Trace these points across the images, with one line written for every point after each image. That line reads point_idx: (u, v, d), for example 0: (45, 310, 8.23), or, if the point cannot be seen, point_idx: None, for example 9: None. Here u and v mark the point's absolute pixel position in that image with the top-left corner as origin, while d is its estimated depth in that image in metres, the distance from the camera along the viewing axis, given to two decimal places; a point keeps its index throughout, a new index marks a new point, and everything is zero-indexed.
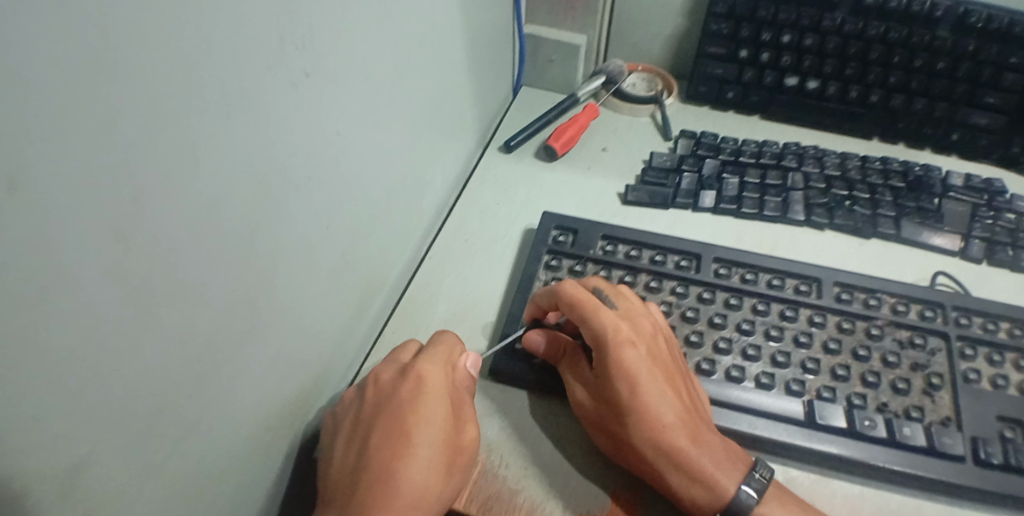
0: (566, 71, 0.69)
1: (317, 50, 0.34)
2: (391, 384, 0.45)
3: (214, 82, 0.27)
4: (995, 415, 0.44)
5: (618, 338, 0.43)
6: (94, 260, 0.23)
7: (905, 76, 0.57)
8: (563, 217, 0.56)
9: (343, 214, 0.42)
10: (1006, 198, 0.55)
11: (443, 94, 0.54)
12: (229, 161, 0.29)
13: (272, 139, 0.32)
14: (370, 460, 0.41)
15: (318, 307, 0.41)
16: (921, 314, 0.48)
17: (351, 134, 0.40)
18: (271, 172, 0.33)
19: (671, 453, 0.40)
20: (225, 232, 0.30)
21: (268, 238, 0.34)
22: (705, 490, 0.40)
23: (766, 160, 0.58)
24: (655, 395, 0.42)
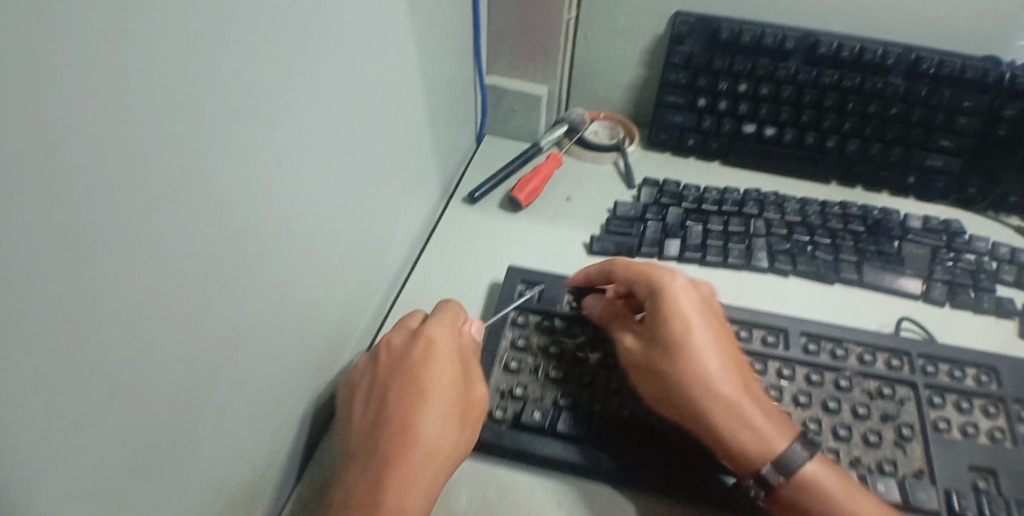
0: (529, 121, 0.69)
1: (272, 125, 0.33)
2: (401, 346, 0.47)
3: (167, 166, 0.25)
4: (966, 465, 0.43)
5: (675, 289, 0.47)
6: (20, 375, 0.20)
7: (860, 122, 0.58)
8: (528, 271, 0.55)
9: (302, 288, 0.40)
10: (964, 239, 0.56)
11: (406, 151, 0.54)
12: (179, 247, 0.27)
13: (227, 218, 0.30)
14: (386, 419, 0.43)
15: (278, 386, 0.39)
16: (888, 363, 0.47)
17: (309, 206, 0.39)
18: (226, 254, 0.31)
19: (722, 400, 0.43)
20: (176, 320, 0.28)
21: (222, 323, 0.32)
22: (756, 439, 0.42)
23: (728, 207, 0.58)
24: (710, 347, 0.45)
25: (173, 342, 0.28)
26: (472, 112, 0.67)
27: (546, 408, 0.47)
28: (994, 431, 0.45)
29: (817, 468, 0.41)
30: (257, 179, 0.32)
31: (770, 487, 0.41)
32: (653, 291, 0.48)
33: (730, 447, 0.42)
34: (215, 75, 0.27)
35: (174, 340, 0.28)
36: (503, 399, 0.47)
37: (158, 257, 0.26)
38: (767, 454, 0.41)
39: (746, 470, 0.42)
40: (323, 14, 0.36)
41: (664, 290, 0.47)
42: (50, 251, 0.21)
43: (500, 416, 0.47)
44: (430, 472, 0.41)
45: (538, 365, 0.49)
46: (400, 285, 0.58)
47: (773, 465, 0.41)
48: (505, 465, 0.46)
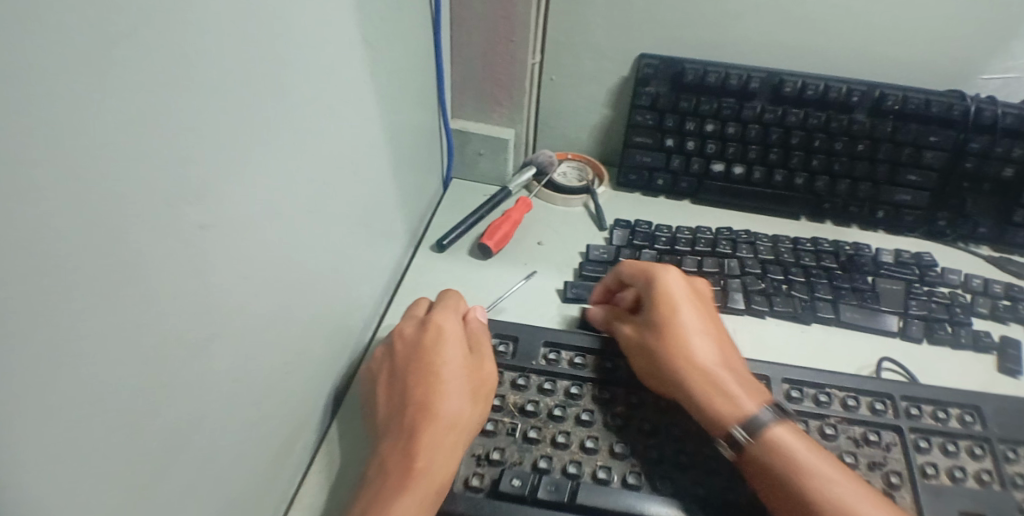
0: (496, 165, 0.67)
1: (215, 201, 0.31)
2: (414, 335, 0.51)
3: (75, 267, 0.23)
4: (957, 512, 0.42)
5: (667, 275, 0.51)
6: None
7: (828, 159, 0.59)
8: (502, 324, 0.53)
9: (257, 364, 0.37)
10: (936, 272, 0.56)
11: (370, 206, 0.52)
12: (95, 349, 0.24)
13: (161, 308, 0.28)
14: (409, 397, 0.47)
15: (230, 475, 0.36)
16: (871, 407, 0.47)
17: (260, 277, 0.36)
18: (160, 346, 0.28)
19: (702, 369, 0.46)
20: (94, 431, 0.25)
21: (159, 421, 0.29)
22: (728, 399, 0.45)
23: (701, 247, 0.57)
24: (692, 320, 0.49)
25: (87, 463, 0.25)
26: (438, 158, 0.65)
27: (525, 473, 0.44)
28: (982, 473, 0.43)
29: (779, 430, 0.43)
30: (194, 261, 0.30)
31: (738, 447, 0.43)
32: (645, 278, 0.52)
33: (706, 409, 0.45)
34: (138, 163, 0.25)
35: (86, 460, 0.25)
36: (479, 465, 0.45)
37: (59, 375, 0.23)
38: (739, 415, 0.44)
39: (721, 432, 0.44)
40: (272, 81, 0.34)
41: (653, 277, 0.52)
42: None
43: (477, 484, 0.44)
44: (453, 440, 0.44)
45: (515, 424, 0.47)
46: (365, 344, 0.55)
47: (743, 425, 0.43)
48: None
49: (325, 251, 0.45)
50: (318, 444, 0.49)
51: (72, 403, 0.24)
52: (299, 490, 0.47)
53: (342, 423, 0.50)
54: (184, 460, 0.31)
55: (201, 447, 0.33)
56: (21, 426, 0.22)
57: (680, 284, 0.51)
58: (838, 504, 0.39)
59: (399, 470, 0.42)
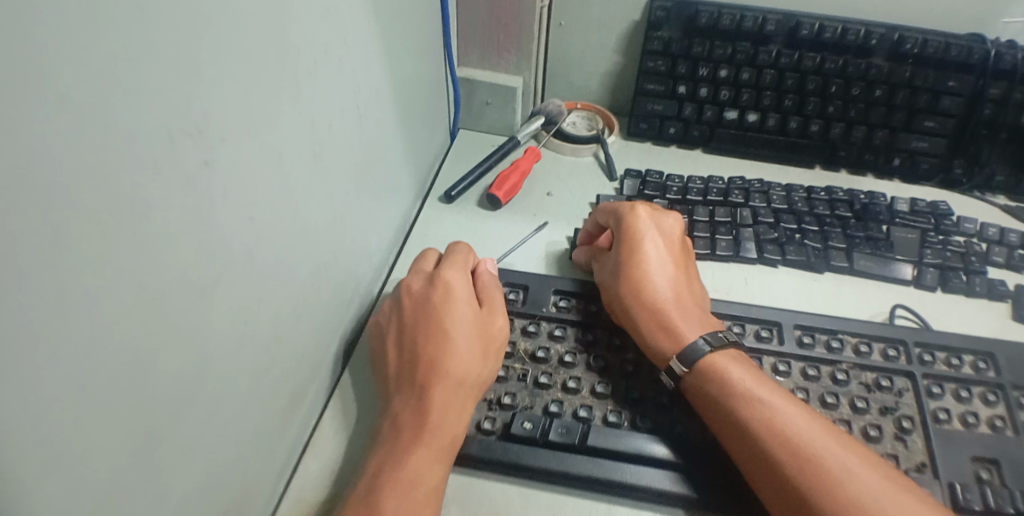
0: (503, 115, 0.66)
1: (217, 136, 0.30)
2: (423, 292, 0.50)
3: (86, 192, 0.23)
4: (969, 457, 0.42)
5: (632, 212, 0.52)
6: None
7: (844, 106, 0.57)
8: (511, 273, 0.53)
9: (265, 306, 0.37)
10: (952, 220, 0.55)
11: (376, 153, 0.50)
12: (106, 277, 0.24)
13: (172, 240, 0.28)
14: (416, 356, 0.46)
15: (244, 413, 0.37)
16: (884, 354, 0.46)
17: (266, 216, 0.36)
18: (171, 279, 0.28)
19: (650, 304, 0.47)
20: (111, 358, 0.25)
21: (170, 358, 0.29)
22: (666, 334, 0.46)
23: (713, 197, 0.56)
24: (651, 256, 0.49)
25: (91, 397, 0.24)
26: (444, 107, 0.64)
27: (536, 417, 0.44)
28: (994, 419, 0.43)
29: (734, 367, 0.43)
30: (202, 196, 0.29)
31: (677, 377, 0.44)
32: (617, 217, 0.52)
33: (643, 339, 0.46)
34: (140, 87, 0.24)
35: (99, 387, 0.25)
36: (491, 409, 0.45)
37: (76, 301, 0.23)
38: (677, 348, 0.45)
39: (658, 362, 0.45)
40: (272, 9, 0.33)
41: (623, 215, 0.52)
42: None
43: (489, 428, 0.44)
44: (462, 399, 0.43)
45: (526, 370, 0.47)
46: (374, 294, 0.55)
47: (679, 357, 0.44)
48: (496, 479, 0.43)
49: (331, 196, 0.44)
50: (330, 391, 0.49)
51: (74, 336, 0.23)
52: (313, 435, 0.47)
53: (354, 371, 0.51)
54: (190, 401, 0.31)
55: (213, 385, 0.33)
56: (39, 350, 0.22)
57: (649, 223, 0.51)
58: (793, 436, 0.39)
59: (410, 428, 0.42)
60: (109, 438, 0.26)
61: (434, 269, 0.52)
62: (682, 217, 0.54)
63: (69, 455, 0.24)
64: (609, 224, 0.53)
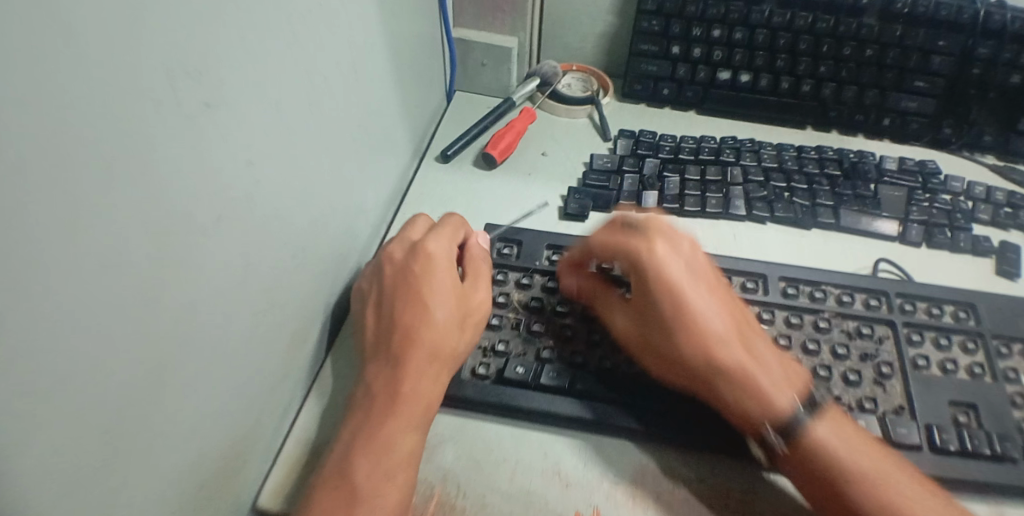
0: (499, 77, 0.67)
1: (218, 78, 0.31)
2: (404, 260, 0.49)
3: (108, 122, 0.24)
4: (947, 401, 0.43)
5: (655, 258, 0.46)
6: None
7: (835, 66, 0.58)
8: (505, 229, 0.54)
9: (266, 247, 0.38)
10: (940, 179, 0.55)
11: (372, 108, 0.52)
12: (125, 199, 0.26)
13: (179, 172, 0.29)
14: (395, 323, 0.45)
15: (249, 352, 0.38)
16: (866, 303, 0.48)
17: (266, 159, 0.37)
18: (180, 211, 0.29)
19: (732, 373, 0.42)
20: (129, 276, 0.27)
21: (182, 290, 0.30)
22: (757, 401, 0.41)
23: (704, 156, 0.57)
24: (701, 308, 0.44)
25: (107, 315, 0.26)
26: (440, 69, 0.64)
27: (528, 362, 0.46)
28: (973, 366, 0.45)
29: (835, 434, 0.40)
30: (205, 135, 0.30)
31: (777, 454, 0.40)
32: (637, 265, 0.46)
33: (732, 406, 0.42)
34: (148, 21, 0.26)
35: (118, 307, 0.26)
36: (485, 356, 0.47)
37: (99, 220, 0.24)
38: (771, 412, 0.41)
39: (754, 433, 0.41)
40: None
41: (643, 262, 0.46)
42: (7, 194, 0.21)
43: (483, 373, 0.46)
44: (436, 367, 0.43)
45: (519, 320, 0.48)
46: (372, 249, 0.56)
47: (779, 429, 0.40)
48: (488, 420, 0.46)
49: (329, 147, 0.45)
50: (331, 340, 0.51)
51: (98, 255, 0.25)
52: (315, 380, 0.49)
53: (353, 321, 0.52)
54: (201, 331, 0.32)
55: (221, 319, 0.34)
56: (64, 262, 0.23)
57: (675, 263, 0.46)
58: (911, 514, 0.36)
59: (386, 395, 0.42)
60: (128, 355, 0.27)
61: (419, 239, 0.51)
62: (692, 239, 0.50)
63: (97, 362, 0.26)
64: (615, 258, 0.48)
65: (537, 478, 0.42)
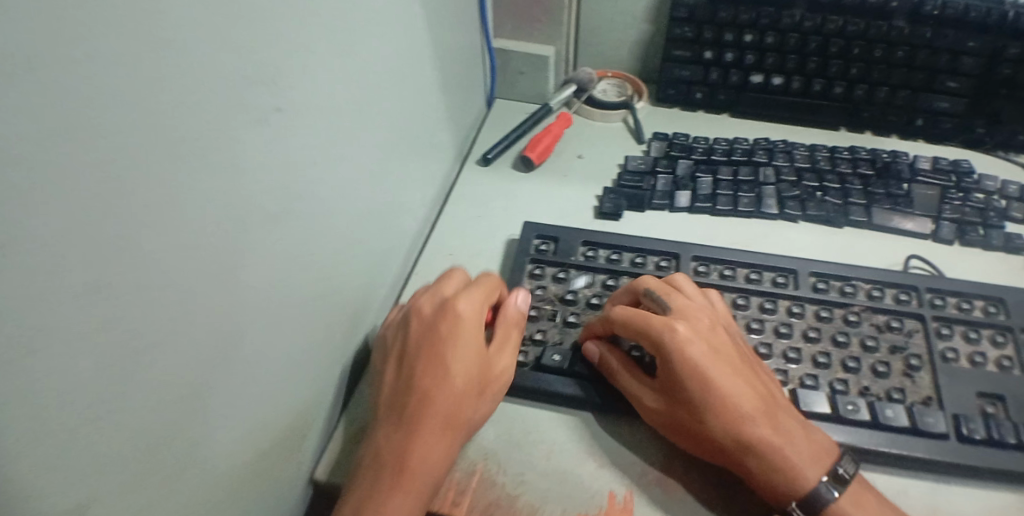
0: (537, 83, 0.70)
1: (282, 85, 0.35)
2: (431, 317, 0.47)
3: (203, 125, 0.28)
4: (975, 392, 0.44)
5: (679, 340, 0.43)
6: (119, 279, 0.25)
7: (866, 68, 0.59)
8: (543, 226, 0.57)
9: (323, 240, 0.42)
10: (973, 178, 0.56)
11: (418, 115, 0.55)
12: (214, 191, 0.30)
13: (255, 170, 0.33)
14: (413, 385, 0.44)
15: (306, 336, 0.42)
16: (896, 298, 0.49)
17: (326, 160, 0.41)
18: (254, 203, 0.33)
19: (762, 452, 0.40)
20: (214, 260, 0.30)
21: (251, 272, 0.34)
22: (786, 477, 0.40)
23: (737, 157, 0.59)
24: (730, 388, 0.42)
25: (201, 292, 0.30)
26: (481, 77, 0.68)
27: (565, 350, 0.49)
28: (1002, 359, 0.46)
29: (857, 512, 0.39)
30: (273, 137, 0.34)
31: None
32: (660, 347, 0.43)
33: (757, 482, 0.41)
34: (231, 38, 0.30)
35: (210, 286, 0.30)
36: (524, 345, 0.50)
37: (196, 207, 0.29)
38: (797, 491, 0.40)
39: (778, 505, 0.41)
40: None
41: (668, 345, 0.43)
42: (136, 183, 0.25)
43: (523, 360, 0.49)
44: (449, 437, 0.43)
45: (556, 312, 0.52)
46: (419, 246, 0.60)
47: (800, 503, 0.40)
48: (528, 404, 0.49)
49: (380, 149, 0.49)
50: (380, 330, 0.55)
51: (193, 238, 0.29)
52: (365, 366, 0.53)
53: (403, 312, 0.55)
54: (268, 310, 0.36)
55: (285, 302, 0.38)
56: (171, 242, 0.27)
57: (699, 344, 0.43)
58: None
59: (393, 462, 0.41)
60: (214, 328, 0.31)
61: (452, 291, 0.49)
62: (717, 301, 0.48)
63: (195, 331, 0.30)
64: (636, 338, 0.45)
65: (573, 457, 0.46)
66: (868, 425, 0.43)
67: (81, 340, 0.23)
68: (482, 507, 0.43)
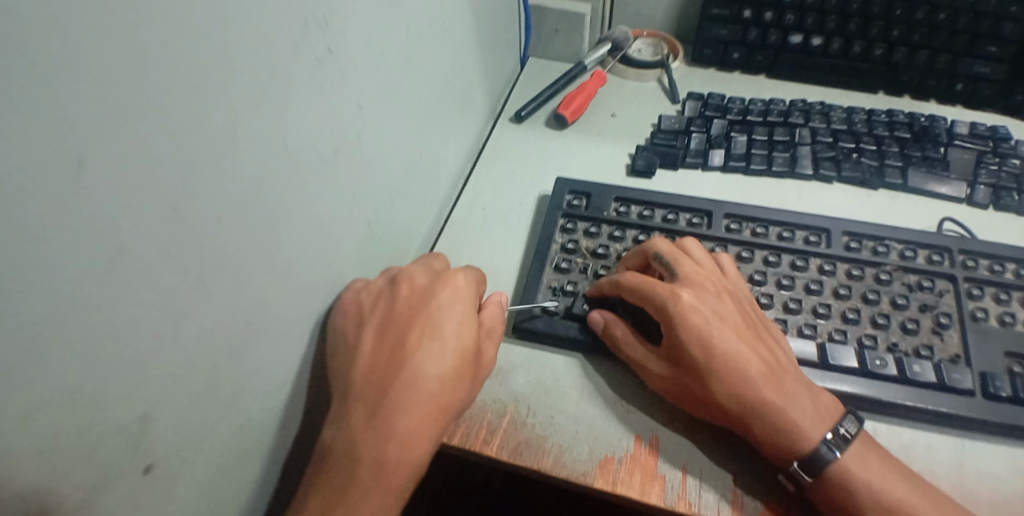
0: (572, 42, 0.70)
1: (317, 22, 0.36)
2: (425, 290, 0.46)
3: (223, 50, 0.30)
4: (1003, 352, 0.45)
5: (681, 306, 0.44)
6: (134, 189, 0.26)
7: (908, 30, 0.58)
8: (576, 182, 0.57)
9: (357, 183, 0.44)
10: (1010, 144, 0.56)
11: (455, 68, 0.56)
12: (234, 116, 0.31)
13: (281, 103, 0.34)
14: (403, 357, 0.42)
15: (337, 275, 0.44)
16: (928, 258, 0.49)
17: (361, 102, 0.42)
18: (279, 135, 0.35)
19: (765, 414, 0.41)
20: (236, 187, 0.32)
21: (276, 202, 0.36)
22: (788, 437, 0.41)
23: (773, 118, 0.59)
24: (734, 352, 0.42)
25: (221, 211, 0.32)
26: (517, 34, 0.68)
27: (595, 301, 0.50)
28: None
29: (856, 466, 0.40)
30: (303, 72, 0.36)
31: (802, 484, 0.41)
32: (664, 312, 0.45)
33: (762, 444, 0.41)
34: None
35: (230, 208, 0.32)
36: (554, 295, 0.51)
37: (215, 129, 0.30)
38: (800, 451, 0.40)
39: (782, 465, 0.41)
40: None
41: (671, 311, 0.44)
42: (153, 97, 0.26)
43: (553, 309, 0.50)
44: (436, 417, 0.41)
45: (587, 265, 0.52)
46: (452, 198, 0.61)
47: (803, 463, 0.40)
48: (557, 352, 0.50)
49: (417, 97, 0.50)
50: None
51: (212, 160, 0.30)
52: None
53: None
54: (304, 241, 0.39)
55: (314, 237, 0.40)
56: (191, 159, 0.29)
57: (701, 308, 0.44)
58: None
59: (373, 453, 0.39)
60: (237, 250, 0.33)
61: (442, 270, 0.49)
62: (731, 265, 0.49)
63: (214, 249, 0.32)
64: (642, 304, 0.46)
65: (603, 402, 0.47)
66: (894, 382, 0.44)
67: (96, 240, 0.25)
68: (511, 449, 0.44)
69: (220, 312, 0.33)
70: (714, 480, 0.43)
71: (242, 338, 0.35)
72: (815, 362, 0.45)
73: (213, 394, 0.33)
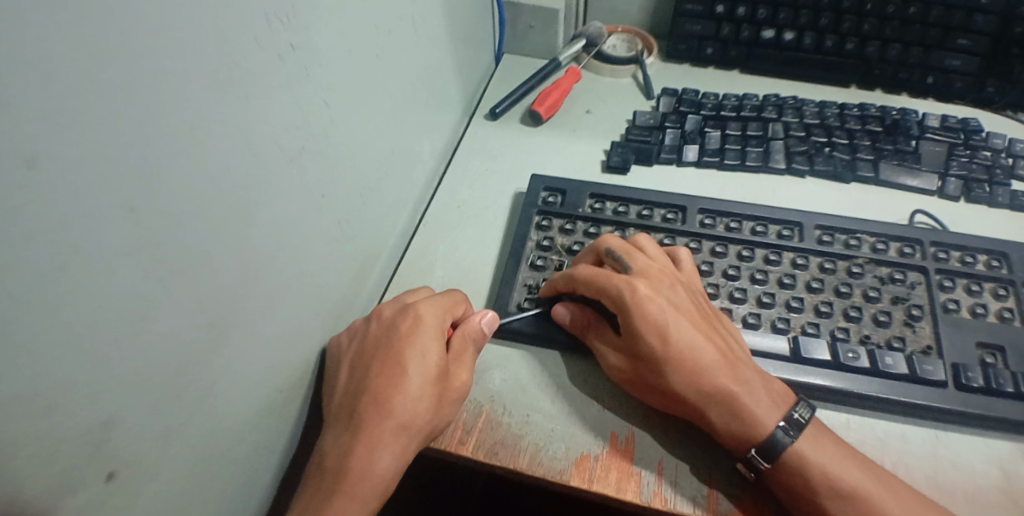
0: (547, 38, 0.69)
1: (279, 16, 0.35)
2: (391, 320, 0.47)
3: (182, 41, 0.29)
4: (975, 342, 0.45)
5: (636, 297, 0.44)
6: (85, 185, 0.25)
7: (879, 23, 0.59)
8: (551, 179, 0.57)
9: (325, 181, 0.43)
10: (981, 136, 0.56)
11: (426, 65, 0.55)
12: (194, 109, 0.30)
13: (244, 97, 0.33)
14: (367, 385, 0.43)
15: (306, 276, 0.43)
16: (900, 251, 0.50)
17: (328, 99, 0.41)
18: (242, 130, 0.34)
19: (721, 401, 0.41)
20: (199, 183, 0.31)
21: (240, 200, 0.34)
22: (745, 424, 0.41)
23: (746, 113, 0.59)
24: (689, 341, 0.43)
25: (183, 209, 0.30)
26: (491, 31, 0.67)
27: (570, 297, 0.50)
28: (1003, 311, 0.47)
29: (806, 445, 0.40)
30: (266, 67, 0.35)
31: (760, 470, 0.40)
32: (621, 303, 0.45)
33: (720, 433, 0.41)
34: None
35: (191, 207, 0.31)
36: (530, 293, 0.51)
37: (175, 122, 0.29)
38: (756, 437, 0.40)
39: (740, 452, 0.41)
40: None
41: (627, 302, 0.44)
42: (105, 88, 0.25)
43: (528, 307, 0.50)
44: (400, 443, 0.42)
45: (562, 262, 0.52)
46: (428, 197, 0.60)
47: (760, 450, 0.40)
48: (533, 350, 0.50)
49: (387, 94, 0.49)
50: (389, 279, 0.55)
51: (171, 155, 0.29)
52: None
53: (412, 261, 0.56)
54: (271, 241, 0.38)
55: (280, 236, 0.39)
56: (148, 153, 0.28)
57: (655, 299, 0.44)
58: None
59: (335, 468, 0.41)
60: (200, 250, 0.32)
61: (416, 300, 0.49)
62: (689, 257, 0.49)
63: (176, 248, 0.30)
64: (598, 295, 0.46)
65: (579, 399, 0.46)
66: (865, 374, 0.44)
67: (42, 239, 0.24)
68: (487, 449, 0.44)
69: (182, 314, 0.32)
70: (690, 476, 0.42)
71: (206, 342, 0.34)
72: (788, 357, 0.45)
73: (177, 399, 0.32)
